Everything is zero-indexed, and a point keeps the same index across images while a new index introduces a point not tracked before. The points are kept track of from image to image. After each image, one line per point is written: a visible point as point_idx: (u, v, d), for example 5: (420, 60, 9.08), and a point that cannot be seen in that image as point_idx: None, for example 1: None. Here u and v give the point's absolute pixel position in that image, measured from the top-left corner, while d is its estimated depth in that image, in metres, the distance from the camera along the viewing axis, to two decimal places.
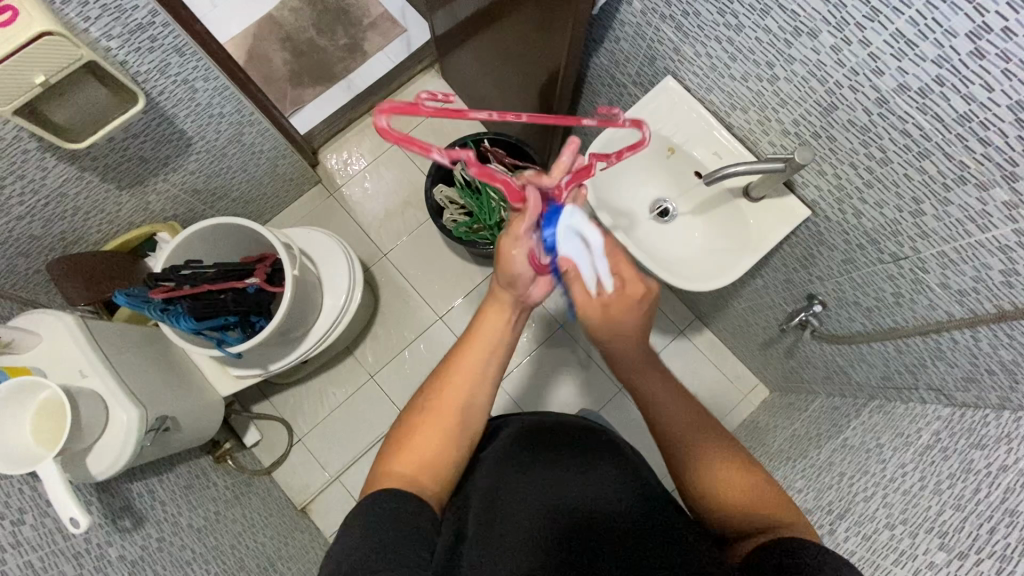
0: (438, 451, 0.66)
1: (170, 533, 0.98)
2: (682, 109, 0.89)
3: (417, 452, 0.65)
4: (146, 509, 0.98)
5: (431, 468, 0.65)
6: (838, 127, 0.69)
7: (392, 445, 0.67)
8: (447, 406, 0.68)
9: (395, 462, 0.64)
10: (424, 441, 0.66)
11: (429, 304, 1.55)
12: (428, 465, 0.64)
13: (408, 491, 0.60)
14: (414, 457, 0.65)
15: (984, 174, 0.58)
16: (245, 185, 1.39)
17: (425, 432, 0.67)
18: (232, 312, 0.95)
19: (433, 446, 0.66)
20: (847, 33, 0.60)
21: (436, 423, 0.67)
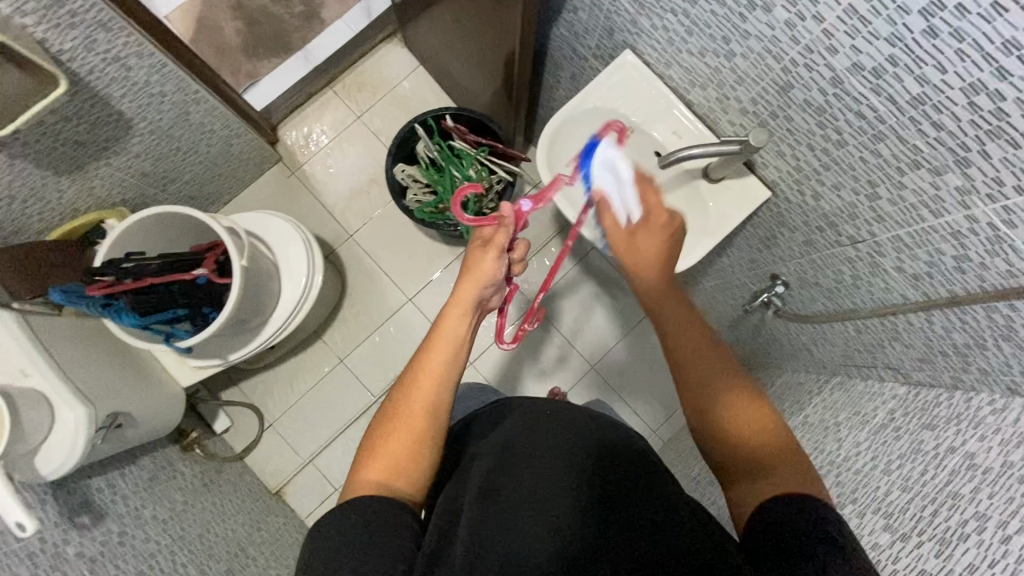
0: (409, 459, 0.65)
1: (133, 526, 0.98)
2: (641, 86, 0.85)
3: (389, 461, 0.64)
4: (107, 504, 0.97)
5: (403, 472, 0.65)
6: (795, 108, 0.66)
7: (364, 452, 0.67)
8: (415, 413, 0.66)
9: (369, 473, 0.64)
10: (396, 448, 0.65)
11: (398, 286, 1.52)
12: (402, 471, 0.64)
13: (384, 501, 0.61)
14: (386, 463, 0.64)
15: (937, 159, 0.56)
16: (199, 166, 1.33)
17: (397, 442, 0.65)
18: (179, 304, 0.92)
19: (405, 453, 0.65)
20: (800, 8, 0.56)
21: (409, 427, 0.66)
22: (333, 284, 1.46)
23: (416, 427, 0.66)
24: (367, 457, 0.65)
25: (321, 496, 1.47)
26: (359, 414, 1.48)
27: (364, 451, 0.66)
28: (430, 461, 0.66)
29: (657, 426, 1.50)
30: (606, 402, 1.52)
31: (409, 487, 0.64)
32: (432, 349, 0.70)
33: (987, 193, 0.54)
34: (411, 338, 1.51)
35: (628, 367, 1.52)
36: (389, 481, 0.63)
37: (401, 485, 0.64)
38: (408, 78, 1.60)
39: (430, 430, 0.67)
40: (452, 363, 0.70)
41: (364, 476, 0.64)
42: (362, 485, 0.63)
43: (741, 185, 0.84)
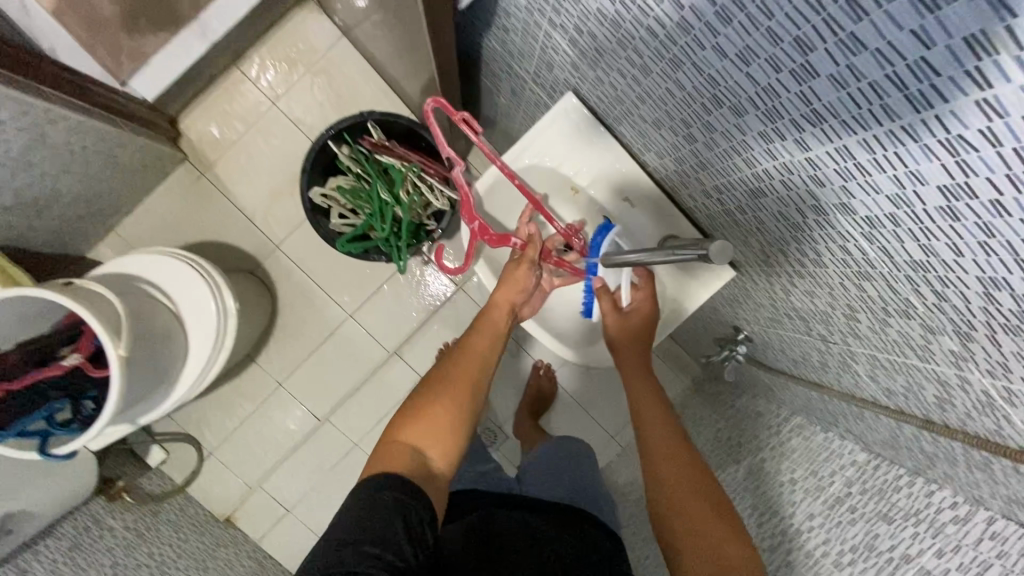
0: (452, 426, 0.65)
1: None
2: (587, 140, 0.74)
3: (428, 423, 0.64)
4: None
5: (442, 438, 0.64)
6: (767, 215, 0.53)
7: (402, 413, 0.66)
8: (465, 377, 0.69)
9: (401, 434, 0.63)
10: (442, 410, 0.65)
11: (335, 301, 1.39)
12: (442, 437, 0.64)
13: (415, 470, 0.60)
14: (429, 423, 0.64)
15: (932, 320, 0.45)
16: (77, 184, 1.12)
17: (443, 404, 0.66)
18: (55, 399, 0.80)
19: (449, 415, 0.65)
20: (779, 126, 0.41)
21: (456, 393, 0.67)
22: (262, 306, 1.32)
23: (461, 392, 0.67)
24: (406, 417, 0.65)
25: (271, 518, 1.43)
26: (305, 437, 1.41)
27: (409, 408, 0.66)
28: (464, 433, 0.66)
29: (616, 430, 1.44)
30: (569, 414, 1.43)
31: (442, 460, 0.64)
32: (476, 332, 0.73)
33: (988, 367, 0.43)
34: (354, 357, 1.40)
35: (587, 375, 1.43)
36: (423, 446, 0.63)
37: (434, 454, 0.63)
38: (329, 53, 1.34)
39: (470, 400, 0.68)
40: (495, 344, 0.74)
41: (402, 435, 0.63)
42: (394, 446, 0.62)
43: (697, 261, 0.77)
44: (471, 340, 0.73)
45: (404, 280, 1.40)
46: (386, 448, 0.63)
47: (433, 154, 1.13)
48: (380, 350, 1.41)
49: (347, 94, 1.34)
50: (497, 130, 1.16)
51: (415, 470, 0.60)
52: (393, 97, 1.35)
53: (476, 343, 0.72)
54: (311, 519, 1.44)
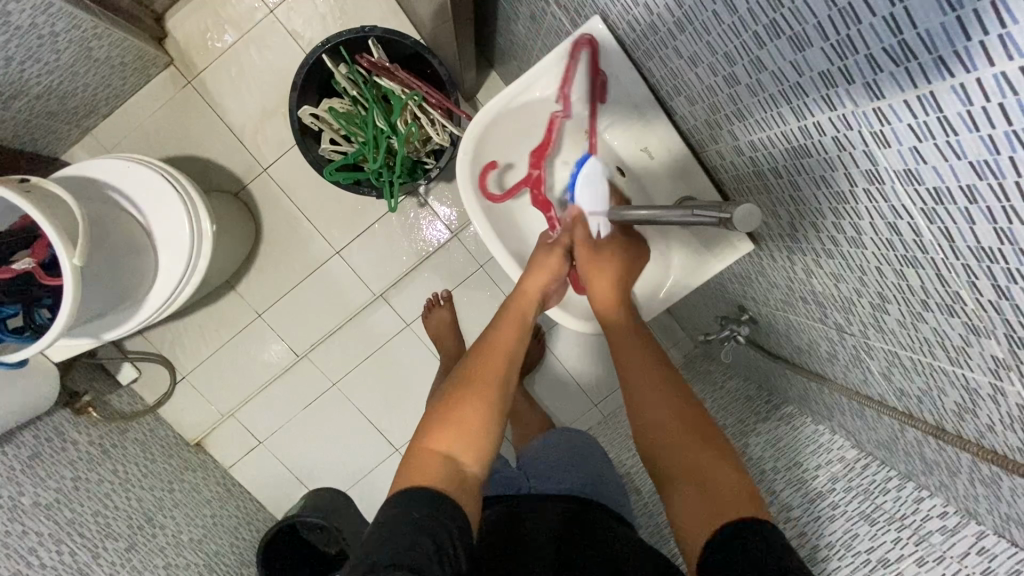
0: (480, 429, 0.62)
1: (6, 521, 0.86)
2: (604, 77, 0.65)
3: (456, 427, 0.62)
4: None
5: (473, 441, 0.61)
6: (806, 179, 0.46)
7: (431, 419, 0.63)
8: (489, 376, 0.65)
9: (429, 441, 0.61)
10: (470, 412, 0.62)
11: (323, 235, 1.32)
12: (471, 440, 0.61)
13: (444, 478, 0.58)
14: (459, 428, 0.61)
15: (981, 320, 0.38)
16: (47, 75, 1.02)
17: (470, 405, 0.63)
18: (6, 304, 0.75)
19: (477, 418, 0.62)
20: (850, 64, 0.34)
21: (481, 394, 0.64)
22: (244, 231, 1.25)
23: (489, 389, 0.65)
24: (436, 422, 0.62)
25: (242, 448, 1.42)
26: (282, 371, 1.38)
27: (437, 412, 0.63)
28: (496, 433, 0.63)
29: (599, 400, 1.42)
30: (554, 378, 1.40)
31: (474, 466, 0.61)
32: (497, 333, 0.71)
33: None
34: (338, 296, 1.35)
35: (577, 341, 1.38)
36: (456, 452, 0.60)
37: (466, 460, 0.60)
38: None
39: (500, 395, 0.65)
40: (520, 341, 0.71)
41: (431, 441, 0.61)
42: (426, 453, 0.60)
43: (716, 232, 0.70)
44: (495, 338, 0.70)
45: (397, 221, 1.33)
46: (419, 455, 0.60)
47: (438, 83, 1.03)
48: (366, 291, 1.35)
49: (352, 8, 1.22)
50: (511, 66, 1.06)
51: (448, 475, 0.58)
52: (402, 18, 1.23)
53: (501, 341, 0.70)
54: (282, 452, 1.42)
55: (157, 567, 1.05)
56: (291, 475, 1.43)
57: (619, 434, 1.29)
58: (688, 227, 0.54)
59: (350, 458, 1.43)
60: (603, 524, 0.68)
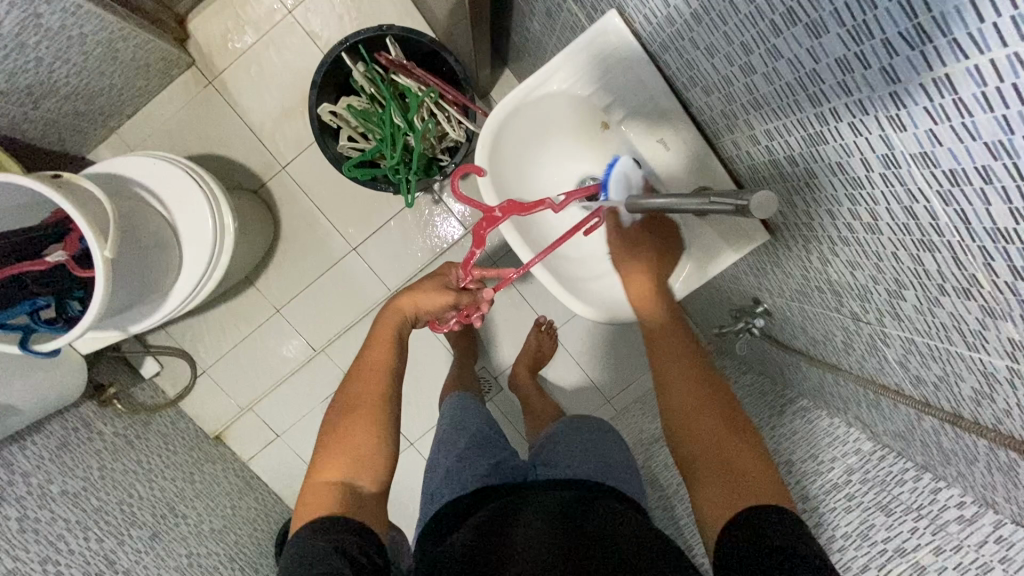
0: (363, 453, 0.69)
1: (37, 506, 0.89)
2: (618, 75, 0.67)
3: (346, 459, 0.68)
4: (2, 486, 0.86)
5: (361, 464, 0.68)
6: (822, 166, 0.47)
7: (316, 459, 0.69)
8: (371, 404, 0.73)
9: (323, 477, 0.66)
10: (347, 444, 0.69)
11: (340, 231, 1.34)
12: (355, 465, 0.68)
13: (335, 504, 0.63)
14: (342, 459, 0.68)
15: (997, 302, 0.39)
16: (76, 76, 1.06)
17: (355, 433, 0.70)
18: (39, 295, 0.77)
19: (359, 444, 0.69)
20: (865, 50, 0.35)
21: (360, 421, 0.71)
22: (263, 227, 1.28)
23: (372, 413, 0.72)
24: (321, 461, 0.68)
25: (261, 441, 1.45)
26: (300, 366, 1.40)
27: (320, 453, 0.70)
28: (385, 448, 0.70)
29: (612, 395, 1.42)
30: (568, 373, 1.40)
31: (371, 484, 0.67)
32: (364, 374, 0.77)
33: None
34: (354, 291, 1.37)
35: (591, 337, 1.39)
36: (349, 479, 0.66)
37: (363, 480, 0.67)
38: None
39: (385, 415, 0.73)
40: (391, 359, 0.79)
41: (323, 477, 0.66)
42: (320, 491, 0.65)
43: (731, 223, 0.70)
44: (370, 364, 0.77)
45: (412, 217, 1.35)
46: (311, 491, 0.65)
47: (453, 80, 1.05)
48: (382, 287, 1.37)
49: (368, 8, 1.24)
50: (525, 62, 1.07)
51: (345, 500, 0.64)
52: (417, 17, 1.25)
53: (369, 368, 0.77)
54: (299, 446, 1.45)
55: (180, 556, 1.07)
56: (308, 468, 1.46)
57: (633, 429, 1.29)
58: (706, 213, 0.55)
59: None
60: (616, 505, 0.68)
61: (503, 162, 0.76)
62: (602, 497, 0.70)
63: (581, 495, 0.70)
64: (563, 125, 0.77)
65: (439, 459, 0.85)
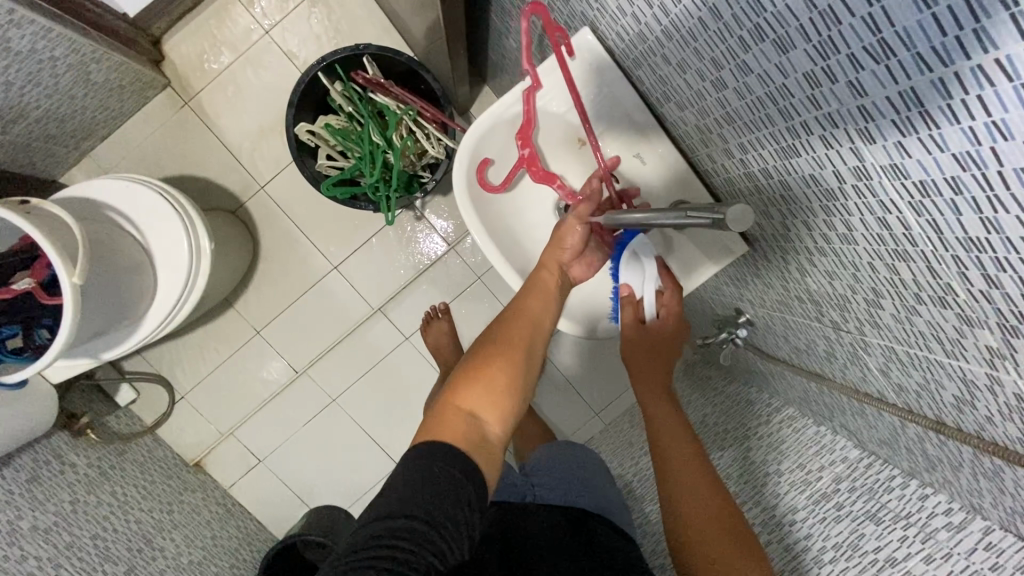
0: (505, 393, 0.60)
1: (6, 544, 0.85)
2: (592, 90, 0.67)
3: (486, 389, 0.60)
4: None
5: (498, 404, 0.60)
6: (796, 178, 0.47)
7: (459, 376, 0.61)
8: (517, 339, 0.65)
9: (455, 399, 0.59)
10: (492, 376, 0.61)
11: (321, 250, 1.33)
12: (495, 405, 0.59)
13: (469, 437, 0.55)
14: (484, 390, 0.60)
15: (974, 310, 0.39)
16: (46, 99, 1.04)
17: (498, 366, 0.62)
18: (7, 325, 0.76)
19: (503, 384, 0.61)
20: (832, 64, 0.35)
21: (508, 356, 0.63)
22: (242, 248, 1.26)
23: (516, 354, 0.63)
24: (463, 380, 0.60)
25: (242, 467, 1.41)
26: (282, 388, 1.37)
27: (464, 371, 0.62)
28: (520, 400, 0.61)
29: (600, 409, 1.42)
30: (555, 388, 1.39)
31: (498, 429, 0.59)
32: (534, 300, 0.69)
33: None
34: (337, 311, 1.35)
35: (577, 351, 1.38)
36: (480, 414, 0.58)
37: (489, 419, 0.58)
38: None
39: (526, 365, 0.63)
40: (548, 311, 0.70)
41: (459, 397, 0.59)
42: (451, 411, 0.58)
43: (711, 236, 0.70)
44: (521, 308, 0.69)
45: (394, 234, 1.34)
46: (444, 412, 0.58)
47: (432, 97, 1.05)
48: (365, 305, 1.35)
49: (344, 27, 1.24)
50: (503, 79, 1.08)
51: (473, 436, 0.56)
52: (395, 36, 1.25)
53: (528, 307, 0.69)
54: (283, 471, 1.41)
55: None
56: (293, 493, 1.42)
57: (622, 442, 1.29)
58: (683, 228, 0.54)
59: (351, 474, 1.42)
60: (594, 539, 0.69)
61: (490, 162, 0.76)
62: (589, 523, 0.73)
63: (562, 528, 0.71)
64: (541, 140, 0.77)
65: None
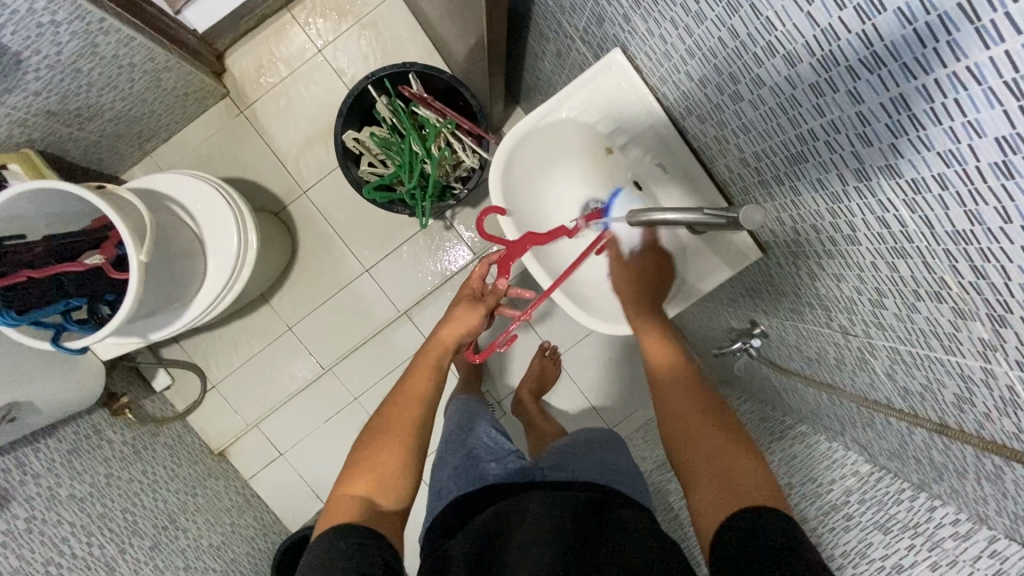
0: (393, 467, 0.71)
1: (43, 508, 0.90)
2: (628, 100, 0.73)
3: (373, 473, 0.70)
4: (14, 486, 0.88)
5: (385, 480, 0.70)
6: (804, 183, 0.52)
7: (350, 468, 0.72)
8: (404, 414, 0.76)
9: (347, 488, 0.69)
10: (379, 458, 0.71)
11: (355, 254, 1.40)
12: (382, 479, 0.70)
13: (360, 514, 0.65)
14: (372, 473, 0.70)
15: (966, 303, 0.43)
16: (119, 101, 1.15)
17: (383, 449, 0.72)
18: (74, 295, 0.81)
19: (389, 461, 0.71)
20: (834, 75, 0.40)
21: (394, 435, 0.74)
22: (282, 246, 1.34)
23: (403, 434, 0.74)
24: (355, 469, 0.71)
25: (264, 459, 1.45)
26: (308, 384, 1.43)
27: (355, 462, 0.72)
28: (407, 468, 0.71)
29: (614, 424, 1.43)
30: (570, 399, 1.42)
31: (389, 499, 0.69)
32: (414, 376, 0.81)
33: (1016, 358, 0.41)
34: (364, 312, 1.42)
35: (593, 364, 1.42)
36: (371, 493, 0.68)
37: (384, 499, 0.68)
38: (379, 7, 1.34)
39: (413, 437, 0.74)
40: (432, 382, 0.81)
41: (350, 490, 0.68)
42: (344, 500, 0.67)
43: (728, 244, 0.74)
44: (405, 395, 0.78)
45: (423, 242, 1.41)
46: (338, 501, 0.68)
47: (468, 113, 1.12)
48: (392, 308, 1.41)
49: (391, 49, 1.35)
50: (536, 99, 1.15)
51: (366, 511, 0.66)
52: (437, 58, 1.35)
53: (415, 384, 0.79)
54: (301, 465, 1.45)
55: (178, 568, 1.06)
56: (309, 488, 1.46)
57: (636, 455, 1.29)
58: (701, 225, 0.60)
59: None
60: (624, 512, 0.69)
61: (523, 166, 0.82)
62: (605, 506, 0.69)
63: (596, 497, 0.71)
64: (573, 150, 0.82)
65: (446, 467, 0.89)
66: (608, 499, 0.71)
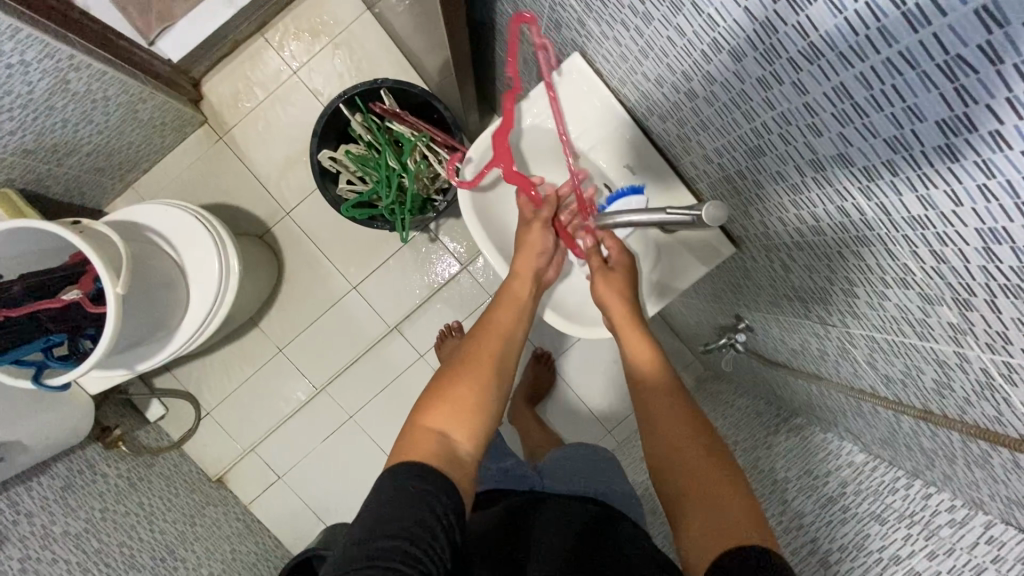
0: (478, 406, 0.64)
1: (37, 548, 0.89)
2: (592, 105, 0.73)
3: (454, 406, 0.64)
4: (5, 527, 0.87)
5: (467, 418, 0.63)
6: (766, 176, 0.52)
7: (430, 396, 0.65)
8: (483, 351, 0.69)
9: (425, 421, 0.62)
10: (461, 391, 0.65)
11: (341, 272, 1.40)
12: (466, 418, 0.63)
13: (440, 453, 0.59)
14: (455, 407, 0.64)
15: (933, 288, 0.42)
16: (96, 135, 1.15)
17: (464, 383, 0.66)
18: (54, 333, 0.81)
19: (470, 397, 0.65)
20: (778, 68, 0.40)
21: (479, 367, 0.67)
22: (268, 268, 1.34)
23: (486, 373, 0.67)
24: (435, 398, 0.64)
25: (262, 483, 1.44)
26: (302, 406, 1.42)
27: (434, 394, 0.65)
28: (488, 416, 0.65)
29: (612, 427, 1.41)
30: (565, 404, 1.41)
31: (467, 443, 0.62)
32: (503, 308, 0.75)
33: (987, 340, 0.41)
34: (354, 329, 1.41)
35: (586, 367, 1.41)
36: (451, 433, 0.62)
37: (461, 437, 0.62)
38: (351, 26, 1.35)
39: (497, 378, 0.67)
40: (517, 322, 0.75)
41: (430, 423, 0.62)
42: (422, 433, 0.61)
43: (702, 241, 0.74)
44: (493, 325, 0.73)
45: (409, 256, 1.40)
46: (416, 432, 0.61)
47: (443, 126, 1.13)
48: (381, 323, 1.41)
49: (365, 67, 1.35)
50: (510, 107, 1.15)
51: (445, 453, 0.59)
52: (411, 73, 1.35)
53: (500, 318, 0.74)
54: (300, 486, 1.44)
55: None
56: (309, 510, 1.44)
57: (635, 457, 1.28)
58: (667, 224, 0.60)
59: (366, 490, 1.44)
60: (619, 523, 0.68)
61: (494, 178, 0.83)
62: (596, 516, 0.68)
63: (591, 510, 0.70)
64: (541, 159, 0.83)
65: None
66: (604, 513, 0.70)
